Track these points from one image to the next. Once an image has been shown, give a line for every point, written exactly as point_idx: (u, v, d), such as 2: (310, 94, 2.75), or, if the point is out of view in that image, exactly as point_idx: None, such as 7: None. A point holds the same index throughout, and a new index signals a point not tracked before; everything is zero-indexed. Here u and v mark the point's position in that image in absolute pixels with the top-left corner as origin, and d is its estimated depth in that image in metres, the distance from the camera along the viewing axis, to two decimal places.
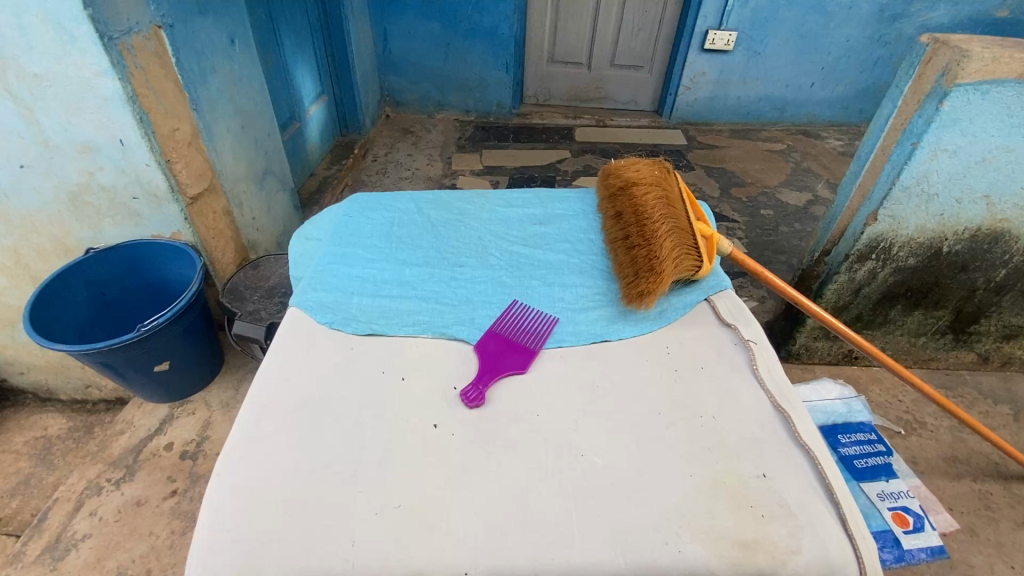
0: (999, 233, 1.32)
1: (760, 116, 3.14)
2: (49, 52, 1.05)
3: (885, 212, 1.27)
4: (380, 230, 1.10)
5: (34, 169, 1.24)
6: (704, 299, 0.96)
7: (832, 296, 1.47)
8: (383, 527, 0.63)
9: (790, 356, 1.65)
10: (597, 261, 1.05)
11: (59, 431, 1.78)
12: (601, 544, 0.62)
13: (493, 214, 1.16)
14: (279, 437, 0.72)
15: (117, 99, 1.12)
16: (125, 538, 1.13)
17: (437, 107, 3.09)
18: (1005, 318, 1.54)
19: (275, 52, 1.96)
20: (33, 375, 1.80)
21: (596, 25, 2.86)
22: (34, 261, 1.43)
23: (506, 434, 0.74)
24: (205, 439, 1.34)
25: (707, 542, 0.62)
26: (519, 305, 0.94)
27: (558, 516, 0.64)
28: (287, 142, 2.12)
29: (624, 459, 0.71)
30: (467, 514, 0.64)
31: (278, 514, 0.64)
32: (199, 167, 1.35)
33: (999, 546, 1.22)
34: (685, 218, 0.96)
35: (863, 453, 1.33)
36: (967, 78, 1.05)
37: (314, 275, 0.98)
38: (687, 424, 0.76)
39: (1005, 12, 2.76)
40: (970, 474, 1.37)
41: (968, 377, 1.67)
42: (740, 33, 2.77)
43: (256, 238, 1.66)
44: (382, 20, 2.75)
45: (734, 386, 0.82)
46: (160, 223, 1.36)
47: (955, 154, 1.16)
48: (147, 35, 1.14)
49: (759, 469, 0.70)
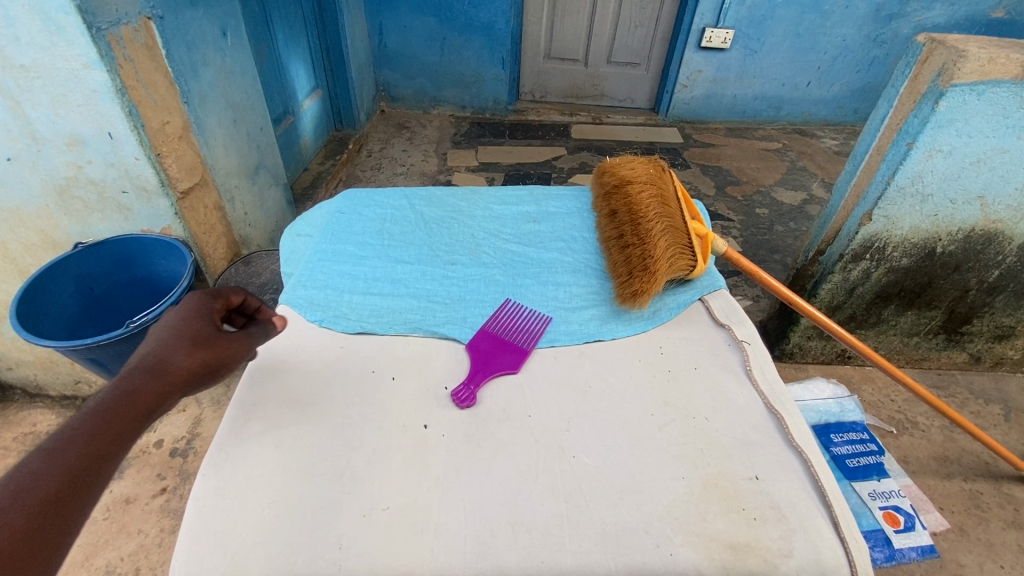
0: (992, 234, 1.32)
1: (757, 115, 3.14)
2: (34, 43, 1.03)
3: (879, 211, 1.27)
4: (372, 227, 1.09)
5: (20, 162, 1.21)
6: (698, 299, 0.96)
7: (826, 297, 1.48)
8: (369, 531, 0.62)
9: (783, 355, 1.65)
10: (591, 259, 1.04)
11: (49, 427, 1.76)
12: (592, 547, 0.61)
13: (486, 212, 1.15)
14: (267, 437, 0.71)
15: (105, 91, 1.10)
16: (113, 536, 1.12)
17: (432, 103, 3.06)
18: (997, 318, 1.54)
19: (268, 44, 1.94)
20: (22, 370, 1.78)
21: (593, 20, 2.84)
22: (21, 254, 1.41)
23: (496, 435, 0.73)
24: (195, 437, 1.32)
25: (699, 544, 0.62)
26: (511, 304, 0.93)
27: (549, 519, 0.64)
28: (281, 135, 2.10)
29: (616, 461, 0.71)
30: (456, 516, 0.64)
31: (264, 515, 0.63)
32: (190, 161, 1.33)
33: (988, 545, 1.23)
34: (679, 217, 0.95)
35: (854, 452, 1.34)
36: (963, 78, 1.04)
37: (305, 272, 0.97)
38: (681, 426, 0.75)
39: (1001, 13, 2.76)
40: (960, 473, 1.38)
41: (959, 377, 1.69)
42: (737, 31, 2.76)
43: (248, 233, 1.64)
44: (378, 14, 2.72)
45: (727, 387, 0.81)
46: (150, 217, 1.34)
47: (951, 154, 1.16)
48: (137, 26, 1.12)
49: (751, 471, 0.69)
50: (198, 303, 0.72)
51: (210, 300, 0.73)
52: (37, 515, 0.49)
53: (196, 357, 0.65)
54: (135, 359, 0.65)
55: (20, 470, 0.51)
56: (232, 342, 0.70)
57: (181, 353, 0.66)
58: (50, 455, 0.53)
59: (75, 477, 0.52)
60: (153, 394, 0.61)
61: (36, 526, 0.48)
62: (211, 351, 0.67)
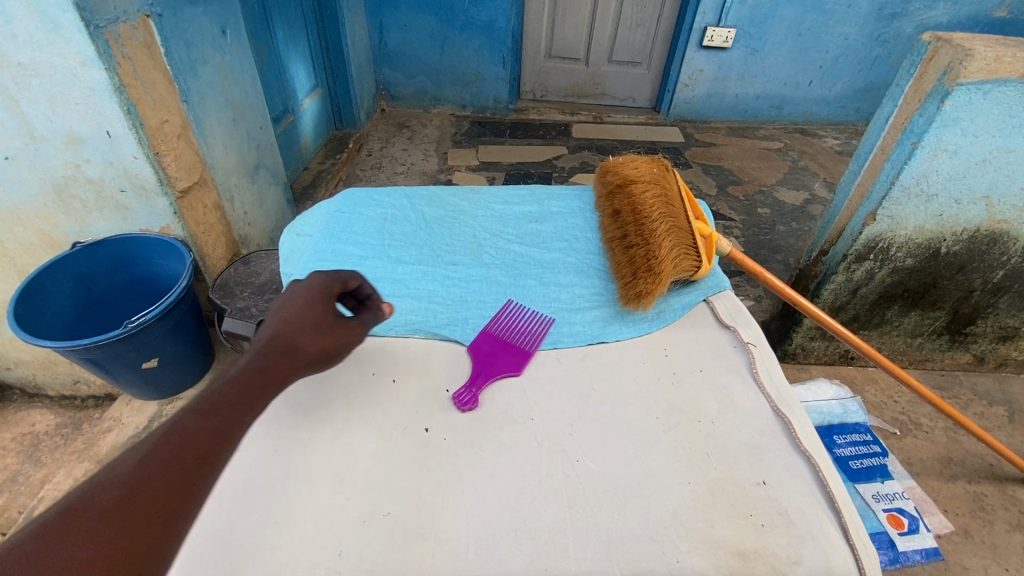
0: (997, 234, 1.31)
1: (758, 115, 3.13)
2: (32, 41, 1.02)
3: (883, 211, 1.26)
4: (372, 227, 1.07)
5: (18, 161, 1.20)
6: (703, 300, 0.95)
7: (830, 297, 1.47)
8: (370, 537, 0.61)
9: (786, 355, 1.64)
10: (594, 260, 1.03)
11: (47, 427, 1.75)
12: (597, 554, 0.60)
13: (488, 211, 1.14)
14: (265, 441, 0.70)
15: (103, 90, 1.09)
16: None
17: (432, 101, 3.05)
18: (1001, 319, 1.53)
19: (268, 42, 1.93)
20: (20, 370, 1.77)
21: (594, 18, 2.83)
22: (20, 254, 1.39)
23: (498, 439, 0.72)
24: None
25: (705, 552, 0.61)
26: (513, 305, 0.92)
27: (553, 525, 0.63)
28: (281, 134, 2.09)
29: (620, 465, 0.69)
30: (459, 523, 0.63)
31: (263, 520, 0.62)
32: (189, 160, 1.32)
33: (993, 547, 1.22)
34: (684, 217, 0.94)
35: (858, 453, 1.33)
36: (970, 77, 1.03)
37: (305, 273, 0.96)
38: (686, 430, 0.74)
39: (1004, 12, 2.74)
40: (964, 475, 1.37)
41: (963, 378, 1.67)
42: (739, 30, 2.74)
43: (248, 233, 1.63)
44: (378, 12, 2.70)
45: (734, 390, 0.80)
46: (150, 217, 1.33)
47: (956, 154, 1.15)
48: (136, 24, 1.11)
49: (758, 476, 0.68)
50: (319, 285, 0.75)
51: (330, 282, 0.76)
52: (186, 472, 0.52)
53: (321, 342, 0.70)
54: (268, 332, 0.70)
55: (176, 426, 0.55)
56: (351, 329, 0.74)
57: (308, 335, 0.71)
58: (201, 416, 0.57)
59: (216, 440, 0.55)
60: (286, 372, 0.66)
61: (183, 480, 0.52)
62: (333, 338, 0.72)
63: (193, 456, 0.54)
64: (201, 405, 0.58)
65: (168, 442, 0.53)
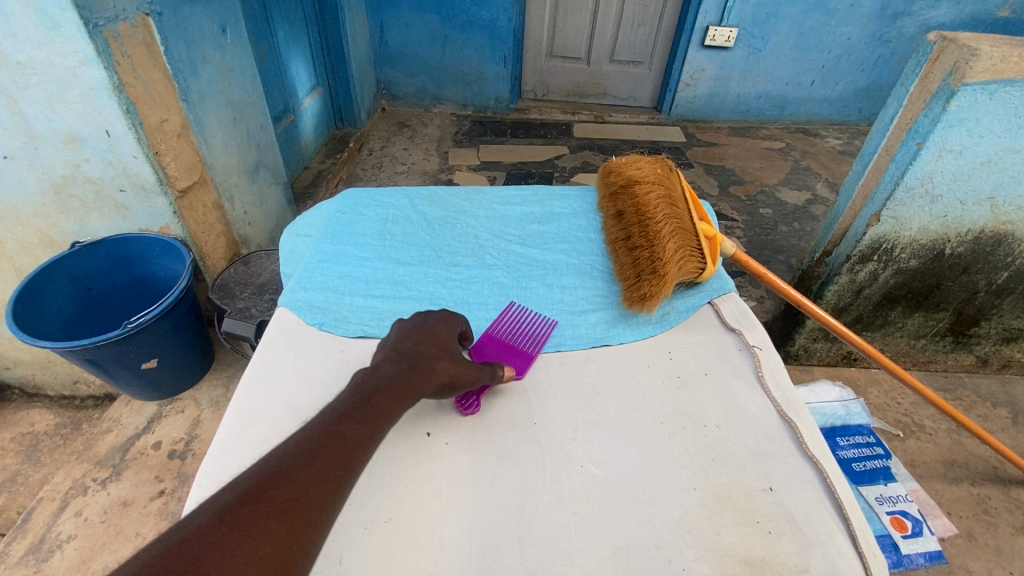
0: (1002, 235, 1.30)
1: (760, 114, 3.12)
2: (31, 39, 1.01)
3: (888, 212, 1.25)
4: (373, 227, 1.07)
5: (16, 160, 1.19)
6: (708, 302, 0.94)
7: (833, 298, 1.46)
8: (372, 544, 0.60)
9: (789, 357, 1.63)
10: (597, 261, 1.02)
11: (46, 427, 1.74)
12: (602, 561, 0.59)
13: (489, 212, 1.13)
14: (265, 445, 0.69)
15: (102, 89, 1.08)
16: (110, 540, 1.10)
17: (433, 100, 3.04)
18: (1005, 320, 1.52)
19: (268, 41, 1.92)
20: (20, 370, 1.76)
21: (596, 18, 2.82)
22: (18, 253, 1.39)
23: (501, 444, 0.71)
24: (194, 439, 1.31)
25: (712, 560, 0.60)
26: (516, 306, 0.91)
27: (557, 532, 0.62)
28: (281, 134, 2.08)
29: (624, 470, 0.69)
30: (462, 529, 0.62)
31: None
32: (189, 159, 1.31)
33: (997, 551, 1.21)
34: (688, 218, 0.93)
35: (861, 456, 1.33)
36: (976, 77, 1.02)
37: (304, 274, 0.95)
38: (691, 434, 0.73)
39: (1007, 12, 2.73)
40: (968, 478, 1.36)
41: (966, 379, 1.67)
42: (741, 29, 2.73)
43: (248, 233, 1.62)
44: (379, 11, 2.69)
45: (740, 395, 0.79)
46: (149, 217, 1.32)
47: (961, 154, 1.14)
48: (135, 22, 1.10)
49: (764, 482, 0.68)
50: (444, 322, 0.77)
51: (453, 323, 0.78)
52: (336, 478, 0.51)
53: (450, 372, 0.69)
54: (403, 350, 0.70)
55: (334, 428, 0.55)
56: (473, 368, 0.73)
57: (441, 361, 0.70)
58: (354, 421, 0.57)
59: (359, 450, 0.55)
60: (417, 396, 0.65)
61: (329, 483, 0.51)
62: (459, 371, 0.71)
63: (342, 465, 0.53)
64: (351, 412, 0.58)
65: (322, 447, 0.53)
